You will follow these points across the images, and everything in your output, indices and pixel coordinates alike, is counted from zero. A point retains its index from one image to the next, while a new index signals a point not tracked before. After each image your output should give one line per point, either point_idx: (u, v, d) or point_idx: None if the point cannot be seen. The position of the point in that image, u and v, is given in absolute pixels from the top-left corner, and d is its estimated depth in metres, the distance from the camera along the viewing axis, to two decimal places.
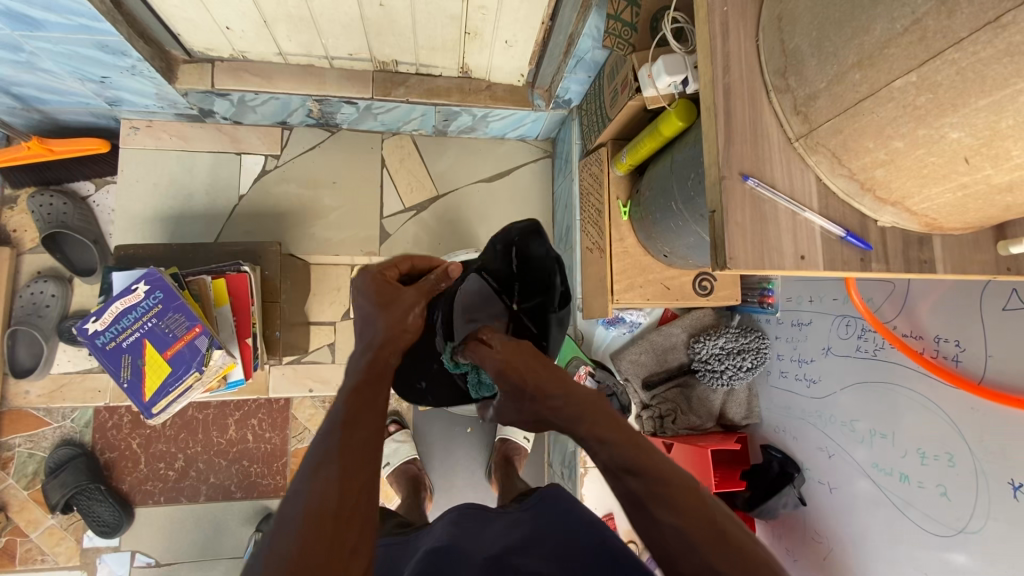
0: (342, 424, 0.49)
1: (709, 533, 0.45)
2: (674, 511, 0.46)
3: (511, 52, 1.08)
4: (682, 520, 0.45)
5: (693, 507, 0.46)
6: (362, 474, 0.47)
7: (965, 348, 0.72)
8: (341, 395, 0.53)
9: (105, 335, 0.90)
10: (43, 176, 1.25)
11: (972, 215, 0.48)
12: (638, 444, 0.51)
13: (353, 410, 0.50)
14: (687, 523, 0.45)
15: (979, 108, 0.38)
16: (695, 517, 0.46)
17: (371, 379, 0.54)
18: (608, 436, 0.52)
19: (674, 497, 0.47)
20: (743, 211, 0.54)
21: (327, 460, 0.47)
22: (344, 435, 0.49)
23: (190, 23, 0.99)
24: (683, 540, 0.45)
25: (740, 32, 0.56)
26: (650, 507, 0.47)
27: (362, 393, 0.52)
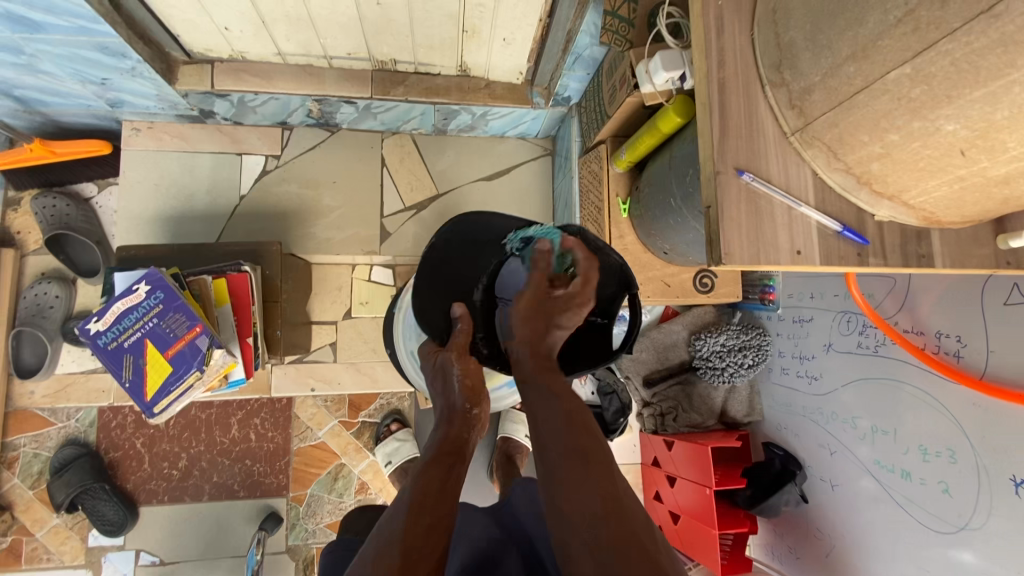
0: (414, 501, 0.55)
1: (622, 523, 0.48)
2: (603, 484, 0.51)
3: (510, 50, 1.08)
4: (605, 495, 0.50)
5: (613, 487, 0.51)
6: (427, 554, 0.51)
7: (966, 343, 0.71)
8: (413, 478, 0.58)
9: (107, 335, 0.90)
10: (46, 178, 1.26)
11: (970, 209, 0.48)
12: (586, 423, 0.57)
13: (425, 489, 0.56)
14: (606, 506, 0.49)
15: (974, 99, 0.38)
16: (622, 502, 0.50)
17: (439, 459, 0.61)
18: (573, 412, 0.57)
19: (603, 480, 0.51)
20: (738, 206, 0.54)
21: (390, 546, 0.51)
22: (411, 519, 0.53)
23: (189, 24, 0.99)
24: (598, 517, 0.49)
25: (735, 25, 0.56)
26: (585, 472, 0.52)
27: (433, 472, 0.59)
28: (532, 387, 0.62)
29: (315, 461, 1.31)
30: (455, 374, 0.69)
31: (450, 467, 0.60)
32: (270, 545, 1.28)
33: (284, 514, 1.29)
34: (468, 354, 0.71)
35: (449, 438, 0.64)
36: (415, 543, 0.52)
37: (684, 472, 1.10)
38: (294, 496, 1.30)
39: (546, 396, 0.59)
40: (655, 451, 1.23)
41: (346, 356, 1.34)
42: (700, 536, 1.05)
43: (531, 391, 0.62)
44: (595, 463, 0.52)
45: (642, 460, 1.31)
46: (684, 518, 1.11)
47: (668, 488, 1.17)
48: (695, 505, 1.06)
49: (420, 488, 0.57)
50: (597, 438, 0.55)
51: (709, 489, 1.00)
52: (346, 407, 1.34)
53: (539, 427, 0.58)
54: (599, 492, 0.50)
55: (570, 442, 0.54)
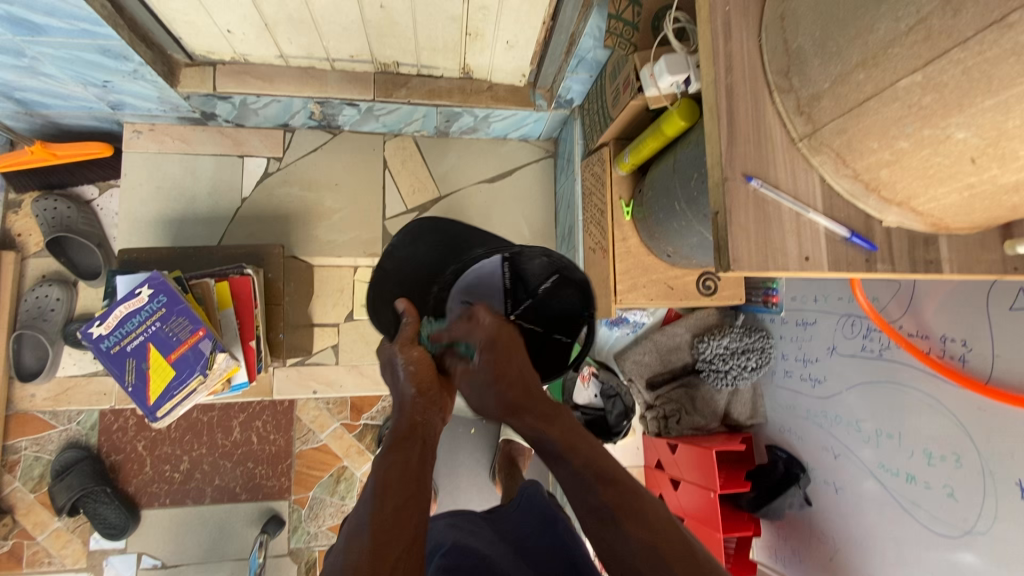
0: (379, 492, 0.53)
1: (676, 552, 0.52)
2: (640, 526, 0.54)
3: (513, 52, 1.08)
4: (648, 537, 0.54)
5: (650, 525, 0.55)
6: (396, 541, 0.50)
7: (971, 347, 0.71)
8: (377, 466, 0.57)
9: (110, 339, 0.90)
10: (47, 180, 1.26)
11: (979, 215, 0.48)
12: (605, 467, 0.60)
13: (388, 475, 0.55)
14: (655, 540, 0.54)
15: (985, 107, 0.37)
16: (660, 531, 0.54)
17: (401, 447, 0.59)
18: (588, 461, 0.60)
19: (643, 517, 0.55)
20: (746, 212, 0.54)
21: (360, 535, 0.50)
22: (378, 506, 0.52)
23: (192, 26, 0.99)
24: (653, 553, 0.53)
25: (743, 31, 0.55)
26: (621, 523, 0.55)
27: (395, 460, 0.57)
28: (542, 441, 0.64)
29: (318, 463, 1.31)
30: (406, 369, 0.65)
31: (414, 452, 0.58)
32: (272, 548, 1.28)
33: (287, 516, 1.29)
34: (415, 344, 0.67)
35: (405, 422, 0.62)
36: (384, 530, 0.50)
37: (688, 475, 1.10)
38: (297, 498, 1.30)
39: (562, 462, 0.61)
40: (658, 454, 1.23)
41: (348, 358, 1.33)
42: (704, 538, 1.06)
43: (543, 454, 0.64)
44: (626, 510, 0.56)
45: (645, 463, 1.31)
46: (687, 521, 1.11)
47: (672, 490, 1.17)
48: (699, 508, 1.06)
49: (383, 476, 0.55)
50: (621, 481, 0.59)
51: (713, 493, 1.01)
52: (348, 409, 1.34)
53: (565, 488, 0.60)
54: (643, 531, 0.54)
55: (601, 493, 0.57)
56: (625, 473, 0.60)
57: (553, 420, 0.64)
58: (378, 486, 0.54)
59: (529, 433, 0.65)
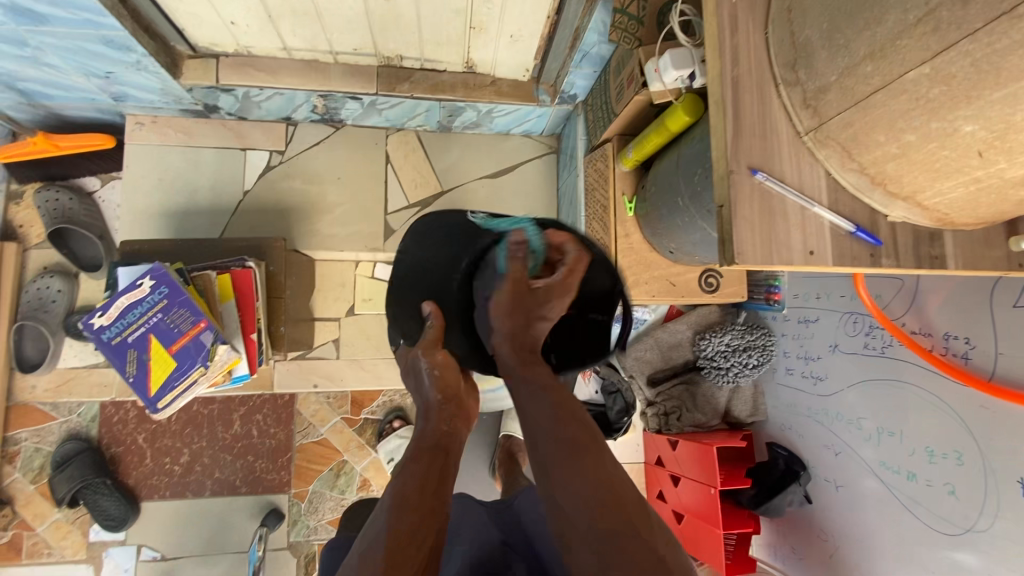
0: (394, 508, 0.51)
1: (615, 511, 0.47)
2: (596, 474, 0.49)
3: (517, 47, 1.08)
4: (592, 488, 0.48)
5: (606, 474, 0.50)
6: (410, 560, 0.48)
7: (975, 345, 0.71)
8: (396, 475, 0.55)
9: (111, 330, 0.90)
10: (49, 171, 1.26)
11: (984, 210, 0.48)
12: (572, 410, 0.55)
13: (405, 491, 0.52)
14: (596, 492, 0.48)
15: (993, 100, 0.37)
16: (616, 483, 0.49)
17: (420, 459, 0.56)
18: (555, 403, 0.55)
19: (594, 471, 0.50)
20: (751, 206, 0.54)
21: (374, 550, 0.48)
22: (394, 519, 0.50)
23: (195, 18, 0.99)
24: (589, 513, 0.47)
25: (749, 24, 0.55)
26: (578, 462, 0.50)
27: (413, 472, 0.55)
28: (515, 377, 0.60)
29: (318, 457, 1.31)
30: (431, 371, 0.63)
31: (433, 465, 0.56)
32: (272, 541, 1.28)
33: (286, 510, 1.29)
34: (438, 349, 0.65)
35: (429, 433, 0.60)
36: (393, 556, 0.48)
37: (688, 472, 1.10)
38: (296, 492, 1.30)
39: (529, 392, 0.57)
40: (659, 451, 1.23)
41: (349, 352, 1.33)
42: (703, 535, 1.06)
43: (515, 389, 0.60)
44: (586, 453, 0.51)
45: (645, 459, 1.31)
46: (687, 517, 1.11)
47: (672, 487, 1.17)
48: (699, 504, 1.06)
49: (400, 494, 0.52)
50: (580, 430, 0.53)
51: (713, 489, 1.00)
52: (349, 404, 1.34)
53: (527, 421, 0.55)
54: (582, 484, 0.49)
55: (555, 436, 0.52)
56: (590, 421, 0.55)
57: (532, 365, 0.60)
58: (394, 500, 0.52)
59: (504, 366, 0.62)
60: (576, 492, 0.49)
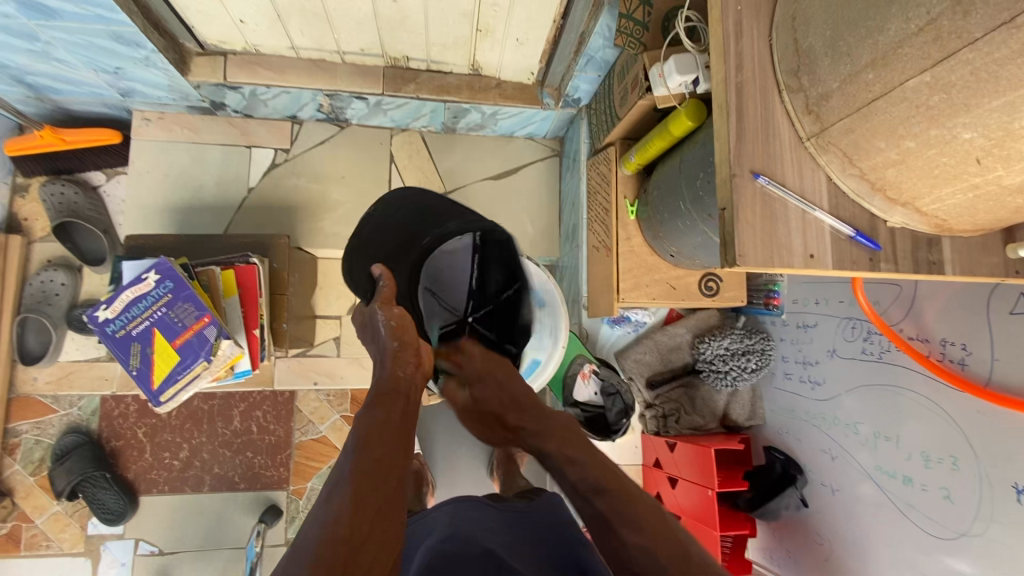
0: (358, 453, 0.54)
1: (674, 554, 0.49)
2: (640, 533, 0.52)
3: (523, 50, 1.09)
4: (646, 541, 0.51)
5: (655, 530, 0.52)
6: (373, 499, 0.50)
7: (971, 351, 0.72)
8: (362, 422, 0.58)
9: (115, 323, 0.90)
10: (55, 165, 1.26)
11: (982, 217, 0.49)
12: (609, 474, 0.59)
13: (366, 435, 0.55)
14: (651, 544, 0.50)
15: (992, 108, 0.38)
16: (662, 541, 0.50)
17: (382, 406, 0.60)
18: (588, 467, 0.60)
19: (642, 521, 0.53)
20: (753, 209, 0.54)
21: (339, 487, 0.50)
22: (358, 460, 0.53)
23: (206, 16, 1.00)
24: (646, 560, 0.49)
25: (753, 32, 0.56)
26: (618, 525, 0.53)
27: (375, 416, 0.58)
28: (543, 451, 0.66)
29: (317, 454, 1.32)
30: (388, 324, 0.67)
31: (393, 411, 0.60)
32: (269, 538, 1.28)
33: (284, 506, 1.29)
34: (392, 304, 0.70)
35: (384, 380, 0.63)
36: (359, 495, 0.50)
37: (686, 474, 1.11)
38: (295, 489, 1.30)
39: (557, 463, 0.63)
40: (657, 453, 1.23)
41: (350, 350, 1.34)
42: (700, 536, 1.07)
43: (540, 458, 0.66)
44: (629, 517, 0.53)
45: (643, 461, 1.32)
46: (684, 519, 1.11)
47: (670, 488, 1.18)
48: (696, 506, 1.07)
49: (361, 440, 0.55)
50: (616, 485, 0.57)
51: (710, 491, 1.01)
52: (349, 401, 1.34)
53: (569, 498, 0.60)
54: (637, 535, 0.52)
55: (596, 500, 0.57)
56: (627, 480, 0.59)
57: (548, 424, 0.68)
58: (359, 438, 0.55)
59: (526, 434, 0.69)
60: (628, 554, 0.51)
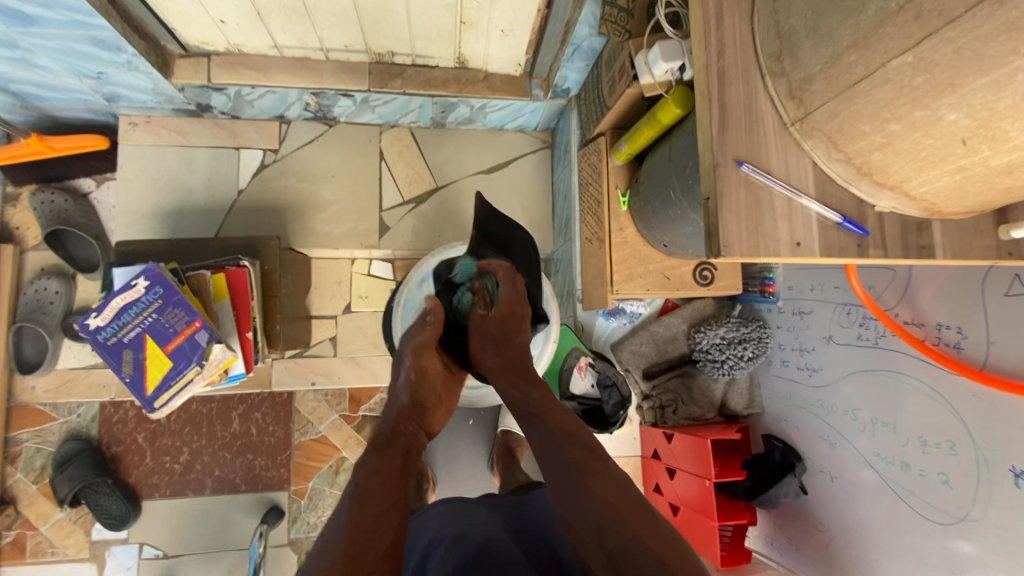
0: (359, 495, 0.60)
1: (635, 508, 0.56)
2: (602, 483, 0.59)
3: (508, 41, 1.07)
4: (608, 492, 0.58)
5: (614, 486, 0.59)
6: (376, 541, 0.56)
7: (967, 335, 0.71)
8: (357, 472, 0.64)
9: (107, 331, 0.90)
10: (44, 173, 1.26)
11: (971, 199, 0.48)
12: (574, 433, 0.66)
13: (368, 480, 0.62)
14: (614, 498, 0.57)
15: (976, 88, 0.37)
16: (621, 493, 0.58)
17: (383, 452, 0.67)
18: (562, 426, 0.67)
19: (606, 476, 0.60)
20: (738, 198, 0.53)
21: (338, 537, 0.56)
22: (356, 509, 0.58)
23: (185, 16, 0.98)
24: (609, 507, 0.56)
25: (735, 15, 0.55)
26: (584, 478, 0.60)
27: (378, 469, 0.64)
28: (523, 410, 0.72)
29: (317, 455, 1.32)
30: (410, 375, 0.77)
31: (396, 459, 0.67)
32: (272, 538, 1.29)
33: (286, 507, 1.30)
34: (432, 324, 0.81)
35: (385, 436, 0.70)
36: (364, 526, 0.57)
37: (685, 465, 1.11)
38: (296, 489, 1.30)
39: (534, 424, 0.69)
40: (655, 444, 1.23)
41: (346, 349, 1.34)
42: (700, 527, 1.06)
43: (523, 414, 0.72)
44: (590, 469, 0.61)
45: (642, 453, 1.31)
46: (683, 509, 1.11)
47: (669, 479, 1.18)
48: (695, 496, 1.06)
49: (364, 479, 0.62)
50: (590, 447, 0.64)
51: (708, 481, 1.01)
52: (347, 401, 1.34)
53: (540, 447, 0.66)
54: (601, 488, 0.58)
55: (568, 452, 0.63)
56: (590, 437, 0.66)
57: (537, 388, 0.74)
58: (356, 491, 0.61)
59: (518, 403, 0.74)
60: (589, 501, 0.58)
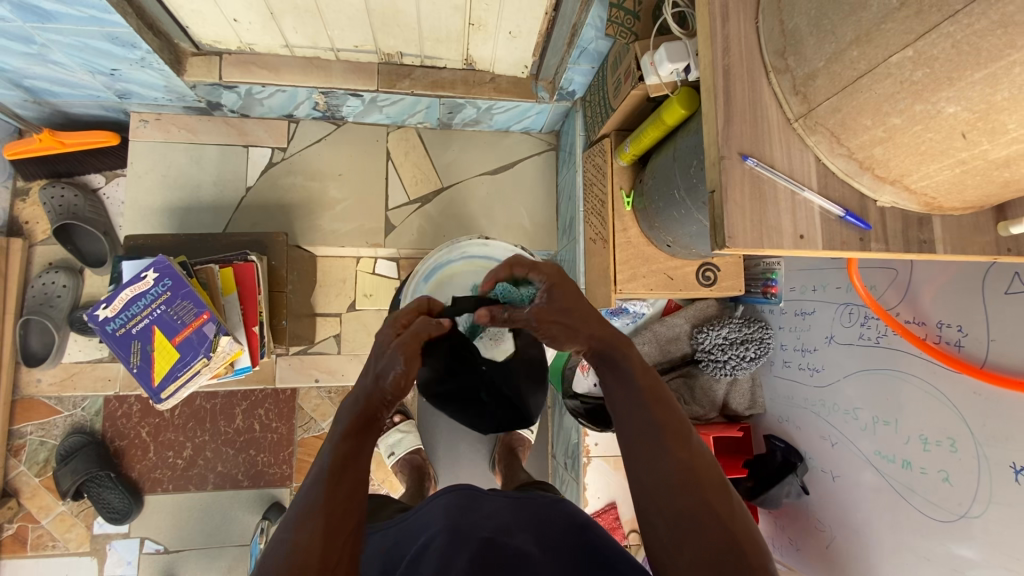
0: (332, 474, 0.54)
1: (709, 479, 0.55)
2: (684, 449, 0.56)
3: (515, 43, 1.09)
4: (689, 461, 0.55)
5: (692, 452, 0.56)
6: (346, 525, 0.52)
7: (967, 332, 0.71)
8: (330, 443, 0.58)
9: (115, 322, 0.91)
10: (55, 168, 1.28)
11: (971, 194, 0.49)
12: (660, 391, 0.61)
13: (343, 460, 0.56)
14: (693, 464, 0.55)
15: (974, 81, 0.38)
16: (699, 459, 0.56)
17: (357, 431, 0.59)
18: (654, 389, 0.61)
19: (688, 445, 0.57)
20: (742, 191, 0.55)
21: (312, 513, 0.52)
22: (330, 488, 0.53)
23: (198, 14, 1.00)
24: (686, 476, 0.54)
25: (740, 15, 0.56)
26: (664, 437, 0.57)
27: (350, 442, 0.58)
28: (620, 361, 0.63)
29: None
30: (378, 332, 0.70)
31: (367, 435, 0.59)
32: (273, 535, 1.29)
33: (288, 503, 1.30)
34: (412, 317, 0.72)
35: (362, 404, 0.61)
36: (333, 516, 0.52)
37: None
38: (298, 486, 1.31)
39: (623, 375, 0.62)
40: None
41: (350, 347, 1.35)
42: None
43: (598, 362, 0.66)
44: (675, 434, 0.57)
45: None
46: None
47: None
48: None
49: (339, 456, 0.56)
50: (668, 403, 0.60)
51: None
52: None
53: (616, 404, 0.61)
54: (683, 453, 0.56)
55: (652, 410, 0.59)
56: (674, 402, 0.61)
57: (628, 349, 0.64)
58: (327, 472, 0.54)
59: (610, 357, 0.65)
60: (664, 462, 0.55)
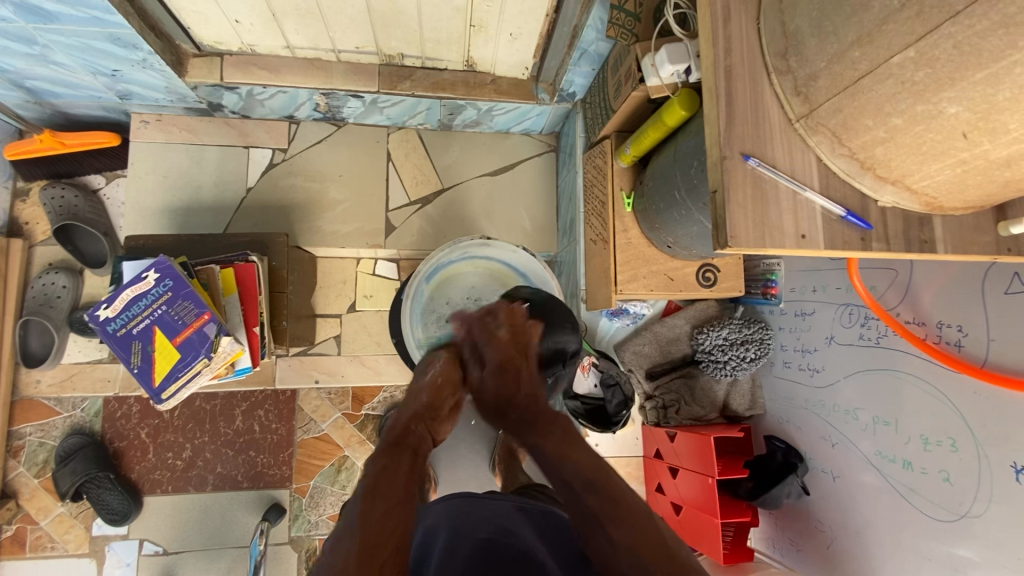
0: (370, 491, 0.57)
1: (654, 543, 0.56)
2: (622, 528, 0.58)
3: (516, 45, 1.09)
4: (631, 538, 0.57)
5: (634, 520, 0.58)
6: (389, 536, 0.53)
7: (967, 333, 0.72)
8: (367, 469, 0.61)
9: (116, 322, 0.91)
10: (55, 169, 1.28)
11: (972, 193, 0.49)
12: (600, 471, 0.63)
13: (379, 478, 0.59)
14: (636, 540, 0.57)
15: (976, 80, 0.39)
16: (642, 533, 0.57)
17: (392, 453, 0.64)
18: (585, 466, 0.63)
19: (629, 519, 0.58)
20: (744, 191, 0.55)
21: (351, 531, 0.53)
22: (367, 503, 0.56)
23: (200, 15, 1.00)
24: (632, 553, 0.56)
25: (741, 16, 0.57)
26: (604, 524, 0.59)
27: (386, 464, 0.62)
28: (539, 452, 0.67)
29: (319, 453, 1.32)
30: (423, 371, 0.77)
31: (403, 459, 0.64)
32: (273, 536, 1.29)
33: (288, 505, 1.30)
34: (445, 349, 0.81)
35: (394, 435, 0.68)
36: (373, 525, 0.53)
37: (688, 464, 1.11)
38: (298, 487, 1.30)
39: (557, 459, 0.65)
40: (658, 444, 1.24)
41: (350, 349, 1.35)
42: (702, 526, 1.06)
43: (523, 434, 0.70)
44: (613, 513, 0.59)
45: (645, 454, 1.32)
46: (686, 509, 1.12)
47: (671, 479, 1.18)
48: (699, 495, 1.07)
49: (373, 476, 0.60)
50: (608, 487, 0.62)
51: (711, 479, 1.01)
52: (350, 399, 1.35)
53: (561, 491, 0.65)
54: (625, 534, 0.57)
55: (587, 498, 0.61)
56: (617, 478, 0.63)
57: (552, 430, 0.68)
58: (367, 488, 0.58)
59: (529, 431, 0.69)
60: (609, 545, 0.58)
